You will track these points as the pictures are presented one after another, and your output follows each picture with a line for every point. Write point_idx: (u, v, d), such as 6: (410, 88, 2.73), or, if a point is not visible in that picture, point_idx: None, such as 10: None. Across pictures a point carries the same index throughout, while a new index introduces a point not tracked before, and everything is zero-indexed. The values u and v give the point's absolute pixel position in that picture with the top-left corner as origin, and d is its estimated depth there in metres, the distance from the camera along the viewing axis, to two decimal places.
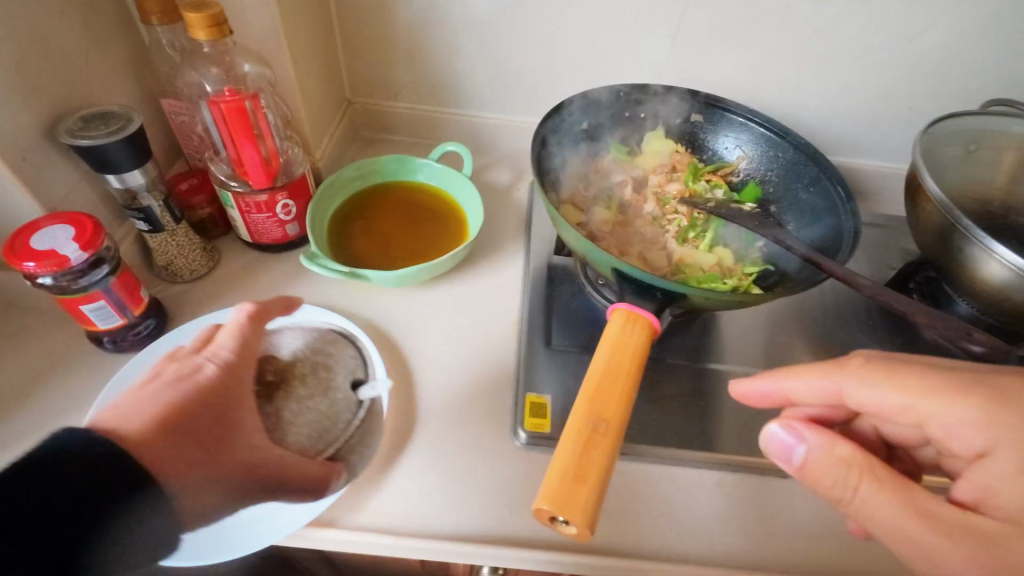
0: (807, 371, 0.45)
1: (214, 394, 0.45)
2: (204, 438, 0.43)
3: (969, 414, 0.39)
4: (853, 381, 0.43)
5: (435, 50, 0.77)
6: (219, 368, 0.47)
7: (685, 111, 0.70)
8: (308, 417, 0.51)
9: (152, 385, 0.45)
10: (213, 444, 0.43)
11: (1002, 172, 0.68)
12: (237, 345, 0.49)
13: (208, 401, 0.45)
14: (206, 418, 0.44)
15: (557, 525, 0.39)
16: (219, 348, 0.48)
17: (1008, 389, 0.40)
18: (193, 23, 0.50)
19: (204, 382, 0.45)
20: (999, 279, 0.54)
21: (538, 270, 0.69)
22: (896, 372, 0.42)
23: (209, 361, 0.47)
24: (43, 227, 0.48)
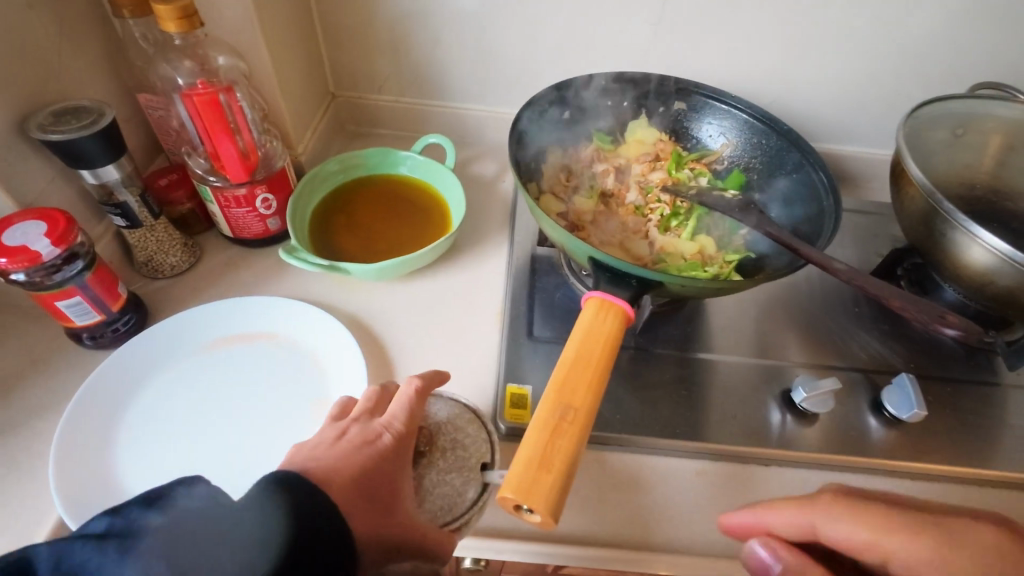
0: (786, 505, 0.44)
1: (390, 463, 0.42)
2: (365, 501, 0.39)
3: (928, 553, 0.40)
4: (826, 517, 0.42)
5: (417, 41, 0.77)
6: (397, 436, 0.44)
7: (668, 98, 0.70)
8: (444, 489, 0.46)
9: (342, 444, 0.42)
10: (387, 512, 0.40)
11: (988, 156, 0.68)
12: (407, 415, 0.46)
13: (387, 473, 0.41)
14: (384, 485, 0.41)
15: (523, 513, 0.39)
16: (393, 416, 0.45)
17: (955, 529, 0.41)
18: (163, 15, 0.49)
19: (383, 450, 0.42)
20: (981, 264, 0.53)
21: (521, 261, 0.69)
22: (866, 510, 0.42)
23: (387, 430, 0.44)
24: (15, 223, 0.48)
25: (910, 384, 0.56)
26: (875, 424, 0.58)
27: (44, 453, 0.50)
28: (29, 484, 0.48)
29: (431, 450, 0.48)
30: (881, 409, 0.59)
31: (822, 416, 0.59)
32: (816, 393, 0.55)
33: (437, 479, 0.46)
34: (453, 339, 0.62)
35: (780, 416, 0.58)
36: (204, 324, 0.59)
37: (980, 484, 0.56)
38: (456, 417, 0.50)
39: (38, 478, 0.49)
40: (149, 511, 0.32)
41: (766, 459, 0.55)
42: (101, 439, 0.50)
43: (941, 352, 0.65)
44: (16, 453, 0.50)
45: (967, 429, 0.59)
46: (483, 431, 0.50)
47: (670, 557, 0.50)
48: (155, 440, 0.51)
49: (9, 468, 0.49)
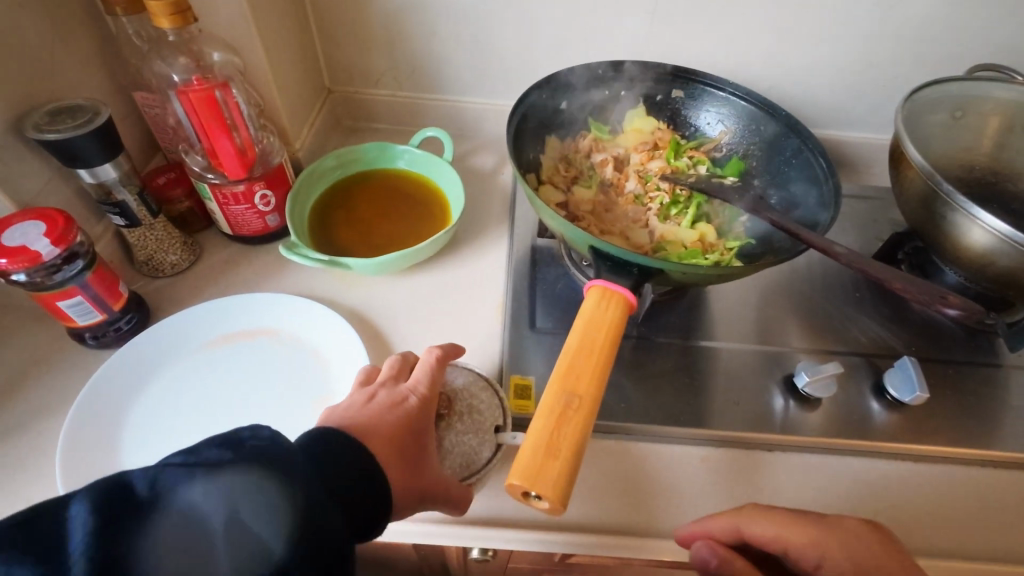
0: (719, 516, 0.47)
1: (416, 421, 0.44)
2: (396, 453, 0.41)
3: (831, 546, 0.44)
4: (751, 521, 0.46)
5: (413, 35, 0.76)
6: (422, 398, 0.46)
7: (666, 86, 0.69)
8: (462, 449, 0.48)
9: (369, 405, 0.44)
10: (416, 465, 0.42)
11: (988, 138, 0.68)
12: (430, 381, 0.48)
13: (415, 430, 0.44)
14: (412, 440, 0.43)
15: (531, 501, 0.39)
16: (416, 381, 0.48)
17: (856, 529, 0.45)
18: (156, 11, 0.49)
19: (410, 410, 0.45)
20: (982, 246, 0.53)
21: (522, 253, 0.69)
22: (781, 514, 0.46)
23: (413, 393, 0.46)
24: (14, 224, 0.48)
25: (912, 368, 0.56)
26: (878, 408, 0.59)
27: (51, 453, 0.51)
28: (37, 482, 0.49)
29: (450, 411, 0.49)
30: (883, 393, 0.59)
31: (825, 400, 0.59)
32: (818, 377, 0.56)
33: (455, 440, 0.48)
34: (455, 331, 0.62)
35: (783, 401, 0.58)
36: (204, 323, 0.59)
37: (983, 464, 0.56)
38: (473, 383, 0.52)
39: (46, 477, 0.49)
40: (224, 446, 0.32)
41: (771, 444, 0.56)
42: (107, 437, 0.50)
43: (942, 335, 0.65)
44: (22, 453, 0.50)
45: (969, 411, 0.59)
46: (496, 398, 0.52)
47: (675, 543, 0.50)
48: (160, 438, 0.51)
49: (15, 468, 0.49)
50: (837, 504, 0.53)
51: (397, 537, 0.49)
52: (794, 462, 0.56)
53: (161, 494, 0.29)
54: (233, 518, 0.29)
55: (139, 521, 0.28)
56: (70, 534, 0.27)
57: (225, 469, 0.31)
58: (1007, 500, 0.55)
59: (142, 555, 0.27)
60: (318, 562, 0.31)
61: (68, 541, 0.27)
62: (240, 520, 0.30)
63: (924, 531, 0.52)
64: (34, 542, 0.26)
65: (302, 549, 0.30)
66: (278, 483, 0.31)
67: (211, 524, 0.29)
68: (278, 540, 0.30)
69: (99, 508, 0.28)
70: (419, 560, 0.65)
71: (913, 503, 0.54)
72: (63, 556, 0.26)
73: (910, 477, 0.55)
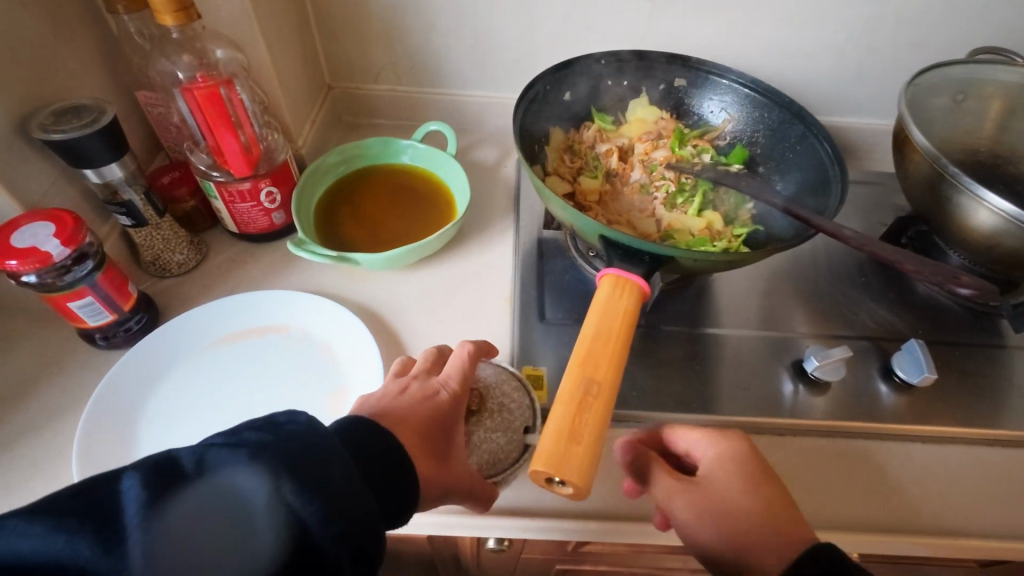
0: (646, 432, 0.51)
1: (445, 417, 0.44)
2: (423, 445, 0.41)
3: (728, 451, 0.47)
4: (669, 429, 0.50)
5: (412, 29, 0.76)
6: (454, 391, 0.46)
7: (669, 75, 0.69)
8: (488, 444, 0.47)
9: (401, 400, 0.44)
10: (442, 457, 0.42)
11: (989, 120, 0.68)
12: (462, 376, 0.47)
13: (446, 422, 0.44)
14: (440, 434, 0.43)
15: (554, 487, 0.39)
16: (448, 376, 0.47)
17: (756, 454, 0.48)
18: (159, 8, 0.49)
19: (440, 406, 0.44)
20: (988, 226, 0.54)
21: (528, 245, 0.69)
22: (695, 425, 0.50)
23: (444, 388, 0.46)
24: (23, 225, 0.48)
25: (920, 350, 0.57)
26: (886, 390, 0.59)
27: (67, 453, 0.51)
28: (54, 483, 0.49)
29: (480, 407, 0.48)
30: (891, 375, 0.60)
31: (832, 384, 0.59)
32: (828, 361, 0.56)
33: (484, 437, 0.47)
34: (464, 324, 0.62)
35: (792, 386, 0.59)
36: (221, 320, 0.59)
37: (989, 443, 0.57)
38: (506, 379, 0.51)
39: (63, 477, 0.49)
40: (262, 430, 0.33)
41: (782, 428, 0.56)
42: (123, 436, 0.50)
43: (947, 317, 0.66)
44: (37, 454, 0.50)
45: (975, 391, 0.59)
46: (527, 399, 0.51)
47: None
48: (176, 436, 0.51)
49: (31, 469, 0.50)
50: (847, 485, 0.54)
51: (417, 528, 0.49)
52: (804, 444, 0.56)
53: (207, 472, 0.31)
54: (270, 497, 0.30)
55: (186, 494, 0.30)
56: (126, 506, 0.28)
57: (264, 449, 0.32)
58: (1012, 477, 0.55)
59: (190, 528, 0.29)
60: (350, 541, 0.31)
61: (124, 512, 0.28)
62: (277, 499, 0.30)
63: (932, 508, 0.53)
64: (92, 510, 0.28)
65: (335, 528, 0.31)
66: (313, 464, 0.32)
67: (251, 502, 0.30)
68: (313, 520, 0.30)
69: (149, 483, 0.29)
70: (432, 552, 0.65)
71: (923, 483, 0.54)
72: (119, 526, 0.28)
73: (918, 457, 0.56)
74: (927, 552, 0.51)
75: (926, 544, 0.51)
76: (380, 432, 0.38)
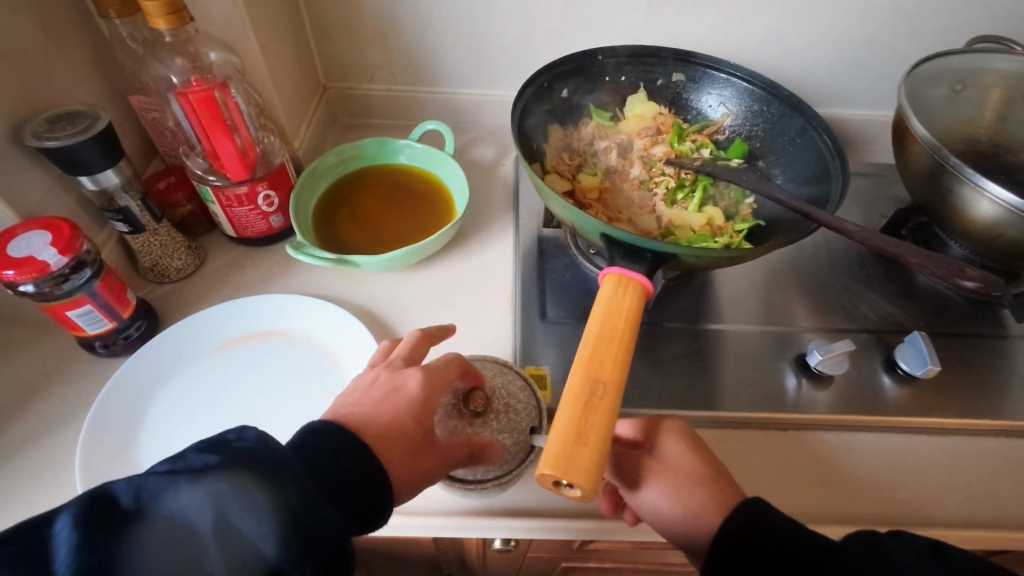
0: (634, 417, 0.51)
1: (420, 409, 0.43)
2: (401, 443, 0.41)
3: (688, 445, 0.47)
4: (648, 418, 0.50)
5: (407, 27, 0.75)
6: (423, 384, 0.45)
7: (667, 70, 0.69)
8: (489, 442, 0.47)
9: (372, 394, 0.44)
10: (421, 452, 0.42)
11: (989, 109, 0.68)
12: (437, 367, 0.46)
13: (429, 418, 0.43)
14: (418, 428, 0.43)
15: (561, 489, 0.39)
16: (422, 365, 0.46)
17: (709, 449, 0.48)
18: (152, 11, 0.48)
19: (411, 399, 0.44)
20: (990, 217, 0.53)
21: (528, 243, 0.69)
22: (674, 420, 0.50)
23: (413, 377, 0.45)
24: (19, 235, 0.47)
25: (923, 341, 0.57)
26: (889, 382, 0.59)
27: (69, 462, 0.50)
28: (56, 493, 0.49)
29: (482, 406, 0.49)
30: (894, 367, 0.60)
31: (836, 378, 0.59)
32: (831, 355, 0.56)
33: (489, 439, 0.47)
34: (465, 324, 0.62)
35: (795, 380, 0.59)
36: (220, 325, 0.59)
37: (993, 433, 0.57)
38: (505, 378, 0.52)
39: (65, 486, 0.49)
40: (207, 452, 0.33)
41: (784, 423, 0.56)
42: (122, 444, 0.50)
43: (948, 308, 0.66)
44: (39, 465, 0.50)
45: (978, 382, 0.59)
46: (533, 399, 0.51)
47: None
48: (175, 443, 0.51)
49: (33, 480, 0.49)
50: (850, 480, 0.54)
51: (423, 532, 0.49)
52: (807, 440, 0.56)
53: (145, 504, 0.30)
54: (217, 522, 0.30)
55: (128, 528, 0.29)
56: (58, 550, 0.28)
57: (205, 473, 0.31)
58: (1016, 467, 0.55)
59: (136, 561, 0.29)
60: (308, 553, 0.32)
61: (56, 555, 0.28)
62: (223, 523, 0.30)
63: (935, 499, 0.53)
64: (24, 556, 0.28)
65: (291, 544, 0.31)
66: (269, 482, 0.32)
67: (200, 529, 0.30)
68: (266, 540, 0.31)
69: (83, 522, 0.29)
70: (438, 553, 0.65)
71: (925, 473, 0.54)
72: (53, 572, 0.27)
73: (920, 449, 0.56)
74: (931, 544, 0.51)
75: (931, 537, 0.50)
76: (350, 442, 0.39)
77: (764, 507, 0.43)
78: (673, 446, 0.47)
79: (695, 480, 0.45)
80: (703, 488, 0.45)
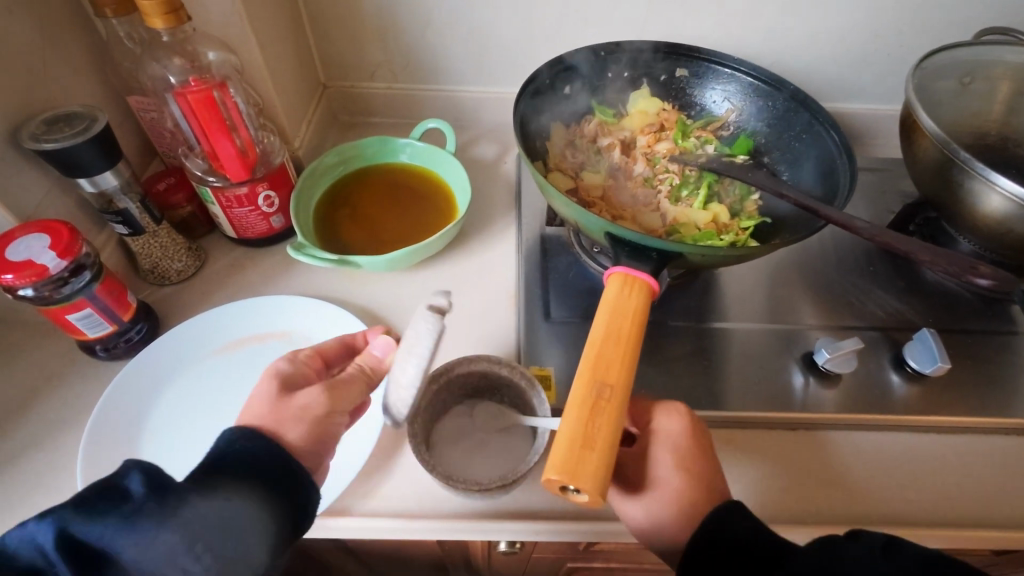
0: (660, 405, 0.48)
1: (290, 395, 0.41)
2: (264, 408, 0.40)
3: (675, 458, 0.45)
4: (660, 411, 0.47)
5: (406, 25, 0.75)
6: (278, 380, 0.42)
7: (670, 66, 0.68)
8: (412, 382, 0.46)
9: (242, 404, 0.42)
10: (281, 409, 0.40)
11: (998, 102, 0.67)
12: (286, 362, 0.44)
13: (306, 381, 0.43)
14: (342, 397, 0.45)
15: (568, 493, 0.39)
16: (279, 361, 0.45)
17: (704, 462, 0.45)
18: (148, 11, 0.48)
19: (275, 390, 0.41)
20: (1000, 212, 0.53)
21: (531, 242, 0.68)
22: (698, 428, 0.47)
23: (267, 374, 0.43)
24: (18, 238, 0.47)
25: (932, 339, 0.56)
26: (898, 380, 0.58)
27: (71, 466, 0.50)
28: (58, 496, 0.48)
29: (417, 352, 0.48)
30: (903, 365, 0.59)
31: (844, 377, 0.58)
32: (839, 353, 0.55)
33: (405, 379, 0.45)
34: (468, 323, 0.61)
35: (802, 378, 0.58)
36: (220, 328, 0.58)
37: (1004, 431, 0.56)
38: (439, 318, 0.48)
39: (67, 490, 0.49)
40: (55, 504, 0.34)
41: (791, 422, 0.55)
42: (125, 445, 0.50)
43: (957, 305, 0.65)
44: (41, 470, 0.50)
45: (989, 380, 0.59)
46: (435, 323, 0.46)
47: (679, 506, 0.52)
48: (178, 444, 0.51)
49: (36, 486, 0.49)
50: (857, 479, 0.53)
51: (426, 535, 0.48)
52: (817, 440, 0.55)
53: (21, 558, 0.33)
54: (86, 559, 0.33)
55: None
56: None
57: (50, 522, 0.33)
58: None
59: None
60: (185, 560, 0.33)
61: None
62: (93, 557, 0.33)
63: (946, 499, 0.52)
64: None
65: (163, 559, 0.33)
66: (106, 520, 0.33)
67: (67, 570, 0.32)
68: (134, 562, 0.33)
69: None
70: (442, 554, 0.65)
71: (936, 473, 0.54)
72: None
73: (930, 447, 0.55)
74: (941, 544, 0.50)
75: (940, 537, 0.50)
76: (254, 443, 0.38)
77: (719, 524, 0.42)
78: (666, 454, 0.45)
79: (669, 490, 0.44)
80: (680, 506, 0.44)
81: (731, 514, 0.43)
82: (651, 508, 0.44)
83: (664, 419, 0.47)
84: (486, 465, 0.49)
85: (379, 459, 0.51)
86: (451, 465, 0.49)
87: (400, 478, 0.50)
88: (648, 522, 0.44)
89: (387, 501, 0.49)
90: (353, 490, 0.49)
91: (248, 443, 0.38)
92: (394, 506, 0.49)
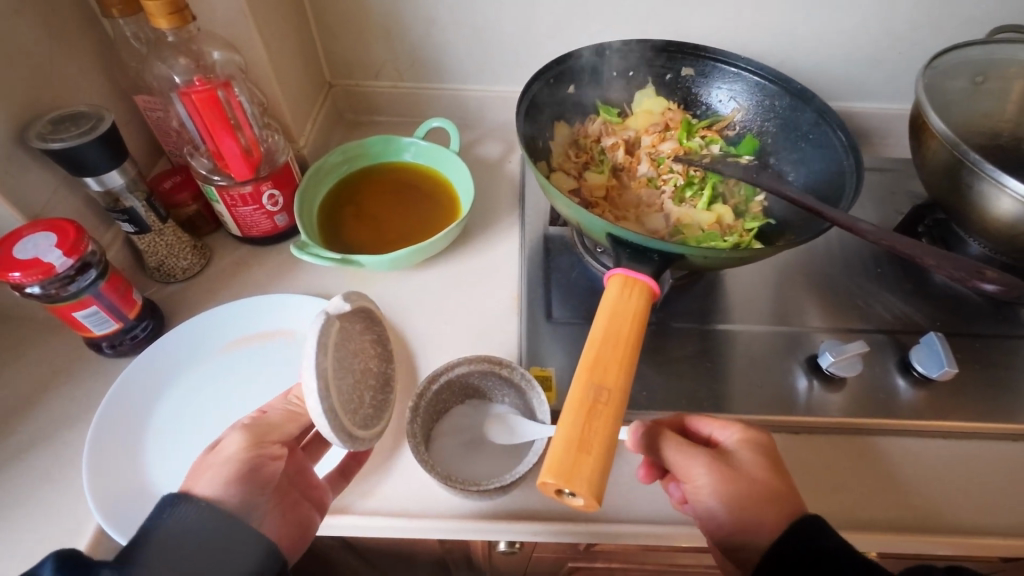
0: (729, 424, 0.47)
1: (244, 448, 0.43)
2: (198, 458, 0.43)
3: (755, 457, 0.45)
4: (736, 432, 0.46)
5: (410, 23, 0.75)
6: (233, 432, 0.44)
7: (676, 65, 0.67)
8: (349, 395, 0.46)
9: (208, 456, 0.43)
10: (208, 458, 0.43)
11: (1012, 102, 0.66)
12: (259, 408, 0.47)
13: (233, 425, 0.45)
14: (290, 442, 0.48)
15: (563, 497, 0.39)
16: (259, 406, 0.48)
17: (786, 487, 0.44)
18: (153, 11, 0.48)
19: (218, 445, 0.44)
20: (1011, 215, 0.52)
21: (534, 242, 0.68)
22: (776, 455, 0.46)
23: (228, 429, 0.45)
24: (25, 236, 0.47)
25: (939, 342, 0.55)
26: (904, 384, 0.58)
27: (77, 463, 0.51)
28: (68, 492, 0.49)
29: (375, 374, 0.51)
30: (909, 369, 0.58)
31: (849, 380, 0.58)
32: (843, 357, 0.55)
33: (345, 391, 0.45)
34: (470, 323, 0.61)
35: (806, 382, 0.57)
36: (239, 334, 0.59)
37: (1014, 437, 0.55)
38: (349, 324, 0.48)
39: (73, 486, 0.49)
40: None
41: (793, 424, 0.55)
42: (131, 442, 0.51)
43: (967, 308, 0.64)
44: (48, 467, 0.50)
45: (998, 385, 0.58)
46: (330, 331, 0.44)
47: (685, 529, 0.49)
48: (181, 443, 0.51)
49: (44, 482, 0.50)
50: (862, 485, 0.52)
51: (425, 534, 0.48)
52: (823, 445, 0.55)
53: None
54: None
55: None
56: None
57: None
58: None
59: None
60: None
61: None
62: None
63: (948, 504, 0.52)
64: None
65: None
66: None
67: None
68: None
69: None
70: (444, 553, 0.65)
71: (944, 477, 0.53)
72: None
73: (934, 454, 0.54)
74: (948, 551, 0.50)
75: (946, 544, 0.49)
76: (184, 509, 0.38)
77: (821, 527, 0.41)
78: (749, 457, 0.45)
79: (751, 484, 0.43)
80: (760, 502, 0.42)
81: (805, 534, 0.40)
82: (733, 509, 0.42)
83: (702, 419, 0.48)
84: (486, 464, 0.50)
85: (377, 458, 0.52)
86: (447, 466, 0.50)
87: (399, 476, 0.51)
88: (733, 519, 0.42)
89: (385, 500, 0.49)
90: (340, 495, 0.49)
91: (178, 513, 0.37)
92: (393, 506, 0.49)
